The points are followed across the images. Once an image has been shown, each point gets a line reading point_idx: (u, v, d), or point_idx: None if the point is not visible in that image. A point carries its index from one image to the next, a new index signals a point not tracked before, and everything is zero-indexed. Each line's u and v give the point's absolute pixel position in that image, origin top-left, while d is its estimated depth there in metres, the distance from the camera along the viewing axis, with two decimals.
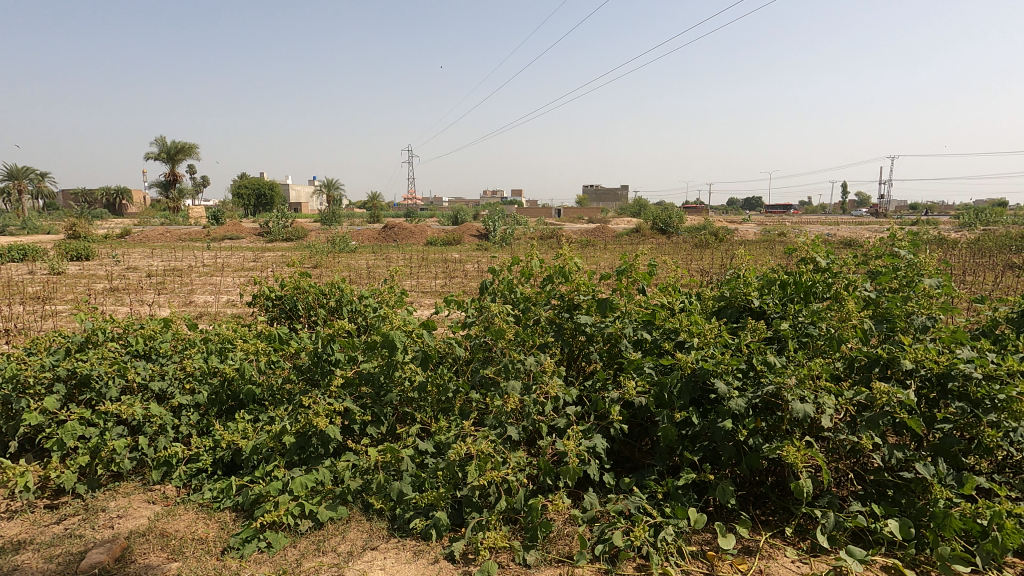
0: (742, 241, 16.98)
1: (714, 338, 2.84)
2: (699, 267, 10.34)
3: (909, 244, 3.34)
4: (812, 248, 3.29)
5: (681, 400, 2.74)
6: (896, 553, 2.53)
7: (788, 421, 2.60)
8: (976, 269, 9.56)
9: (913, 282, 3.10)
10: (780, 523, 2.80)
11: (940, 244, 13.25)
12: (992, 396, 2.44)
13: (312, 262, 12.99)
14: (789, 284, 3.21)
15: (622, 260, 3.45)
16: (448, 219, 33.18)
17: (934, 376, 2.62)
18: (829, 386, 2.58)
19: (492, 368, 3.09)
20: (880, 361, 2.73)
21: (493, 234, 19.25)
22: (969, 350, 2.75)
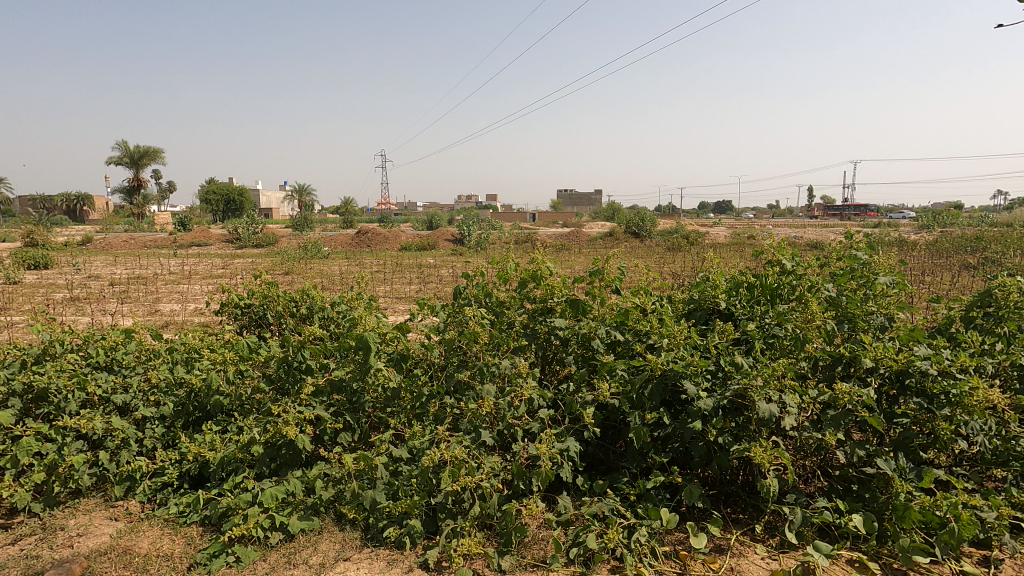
0: (712, 244, 17.35)
1: (683, 340, 2.92)
2: (669, 270, 10.63)
3: (866, 245, 3.49)
4: (777, 250, 3.40)
5: (652, 401, 2.80)
6: (860, 547, 2.60)
7: (756, 422, 2.66)
8: (935, 269, 9.96)
9: (872, 281, 3.24)
10: (750, 521, 2.84)
11: (900, 246, 13.73)
12: (946, 392, 2.57)
13: (284, 268, 12.79)
14: (756, 286, 3.34)
15: (594, 263, 3.48)
16: (423, 223, 32.80)
17: (893, 373, 2.72)
18: (793, 386, 2.66)
19: (467, 372, 3.13)
20: (843, 359, 2.82)
21: (468, 240, 19.26)
22: (925, 347, 2.88)
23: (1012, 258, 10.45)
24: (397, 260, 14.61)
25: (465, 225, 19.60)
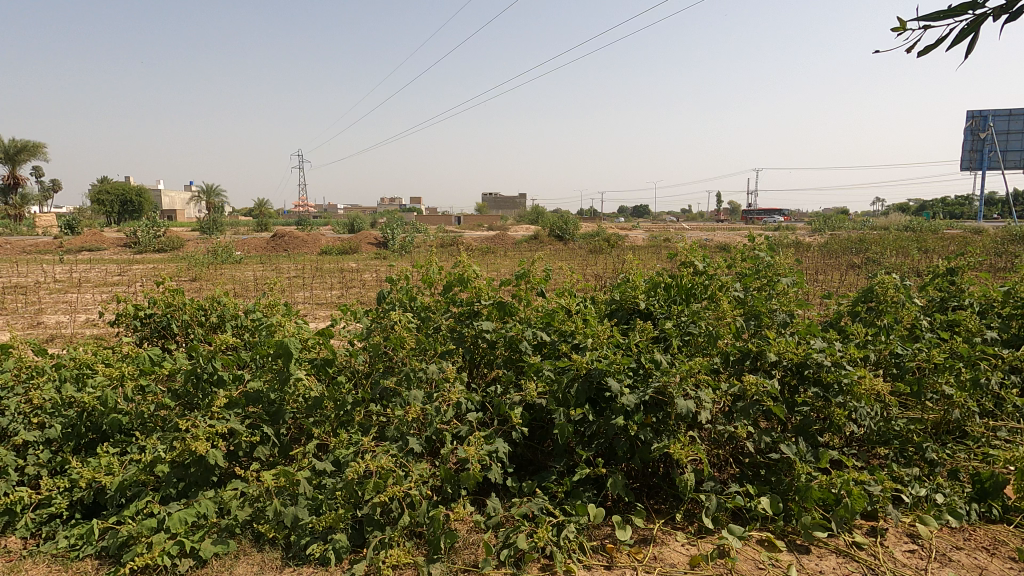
0: (631, 246, 18.06)
1: (607, 339, 3.03)
2: (591, 272, 10.96)
3: (768, 247, 3.78)
4: (690, 252, 3.61)
5: (578, 399, 2.88)
6: (768, 527, 2.80)
7: (674, 416, 2.80)
8: (825, 269, 10.95)
9: (774, 280, 3.51)
10: (671, 511, 2.96)
11: (796, 247, 14.98)
12: (839, 380, 2.86)
13: (190, 274, 11.92)
14: (672, 287, 3.53)
15: (520, 266, 3.52)
16: (343, 226, 31.77)
17: (794, 365, 2.97)
18: (707, 380, 2.83)
19: (393, 379, 3.07)
20: (750, 353, 3.04)
21: (391, 243, 18.86)
22: (820, 339, 3.16)
23: (887, 258, 11.70)
24: (317, 265, 14.04)
25: (388, 228, 19.17)
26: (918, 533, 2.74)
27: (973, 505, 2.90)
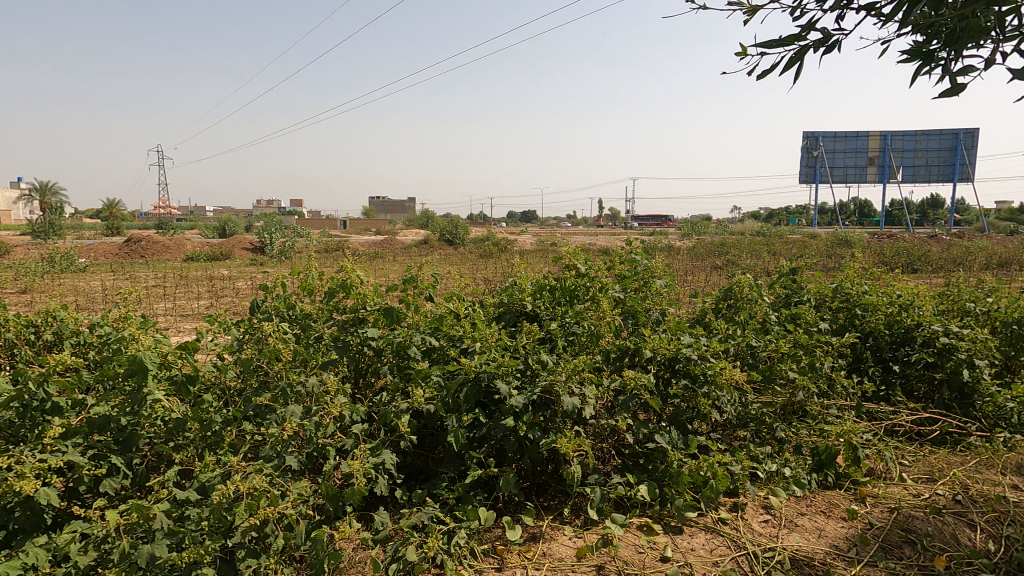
0: (520, 250, 18.49)
1: (495, 342, 3.06)
2: (482, 277, 11.06)
3: (643, 251, 4.06)
4: (574, 256, 3.77)
5: (468, 403, 2.86)
6: (647, 512, 2.98)
7: (560, 414, 2.90)
8: (694, 270, 12.00)
9: (648, 281, 3.78)
10: (559, 506, 3.05)
11: (669, 251, 16.26)
12: (705, 371, 3.16)
13: (19, 285, 10.25)
14: (557, 289, 3.66)
15: (407, 271, 3.45)
16: (214, 230, 29.15)
17: (666, 360, 3.22)
18: (590, 377, 2.97)
19: (268, 394, 2.85)
20: (628, 351, 3.24)
21: (270, 248, 17.64)
22: (688, 335, 3.45)
23: (743, 260, 13.10)
24: (182, 272, 12.73)
25: (266, 232, 17.91)
26: (771, 504, 3.05)
27: (813, 475, 3.30)
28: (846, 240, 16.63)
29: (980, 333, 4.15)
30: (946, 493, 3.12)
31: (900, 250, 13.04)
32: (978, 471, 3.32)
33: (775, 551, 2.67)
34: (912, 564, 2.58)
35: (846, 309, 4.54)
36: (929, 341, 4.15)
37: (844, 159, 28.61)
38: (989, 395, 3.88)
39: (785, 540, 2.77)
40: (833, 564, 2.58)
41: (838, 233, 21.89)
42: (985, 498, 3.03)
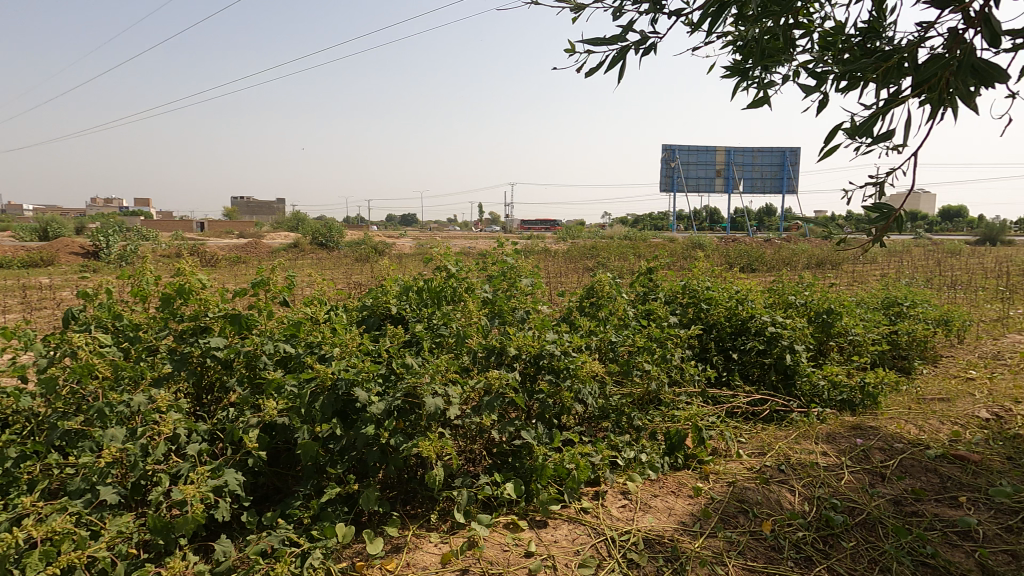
0: (399, 254, 18.08)
1: (355, 347, 2.90)
2: (357, 281, 10.63)
3: (511, 252, 4.14)
4: (444, 257, 3.75)
5: (324, 413, 2.67)
6: (514, 509, 3.00)
7: (425, 418, 2.82)
8: (568, 272, 12.56)
9: (515, 281, 3.85)
10: (426, 513, 2.97)
11: (545, 254, 16.86)
12: (567, 367, 3.27)
13: None
14: (424, 291, 3.59)
15: (257, 273, 3.15)
16: (34, 232, 24.98)
17: (532, 357, 3.29)
18: (455, 378, 2.93)
19: (81, 418, 2.45)
20: (495, 350, 3.25)
21: (108, 253, 15.50)
22: (552, 332, 3.55)
23: (612, 262, 13.96)
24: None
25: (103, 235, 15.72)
26: (628, 489, 3.23)
27: (665, 458, 3.55)
28: (699, 243, 18.42)
29: (798, 322, 4.77)
30: (773, 464, 3.51)
31: (742, 252, 14.72)
32: (797, 442, 3.80)
33: (630, 534, 2.82)
34: (745, 531, 2.86)
35: (693, 304, 4.99)
36: (760, 331, 4.69)
37: (697, 171, 31.75)
38: (806, 375, 4.47)
39: (639, 522, 2.94)
40: (680, 539, 2.77)
41: (692, 238, 24.22)
42: (802, 466, 3.47)
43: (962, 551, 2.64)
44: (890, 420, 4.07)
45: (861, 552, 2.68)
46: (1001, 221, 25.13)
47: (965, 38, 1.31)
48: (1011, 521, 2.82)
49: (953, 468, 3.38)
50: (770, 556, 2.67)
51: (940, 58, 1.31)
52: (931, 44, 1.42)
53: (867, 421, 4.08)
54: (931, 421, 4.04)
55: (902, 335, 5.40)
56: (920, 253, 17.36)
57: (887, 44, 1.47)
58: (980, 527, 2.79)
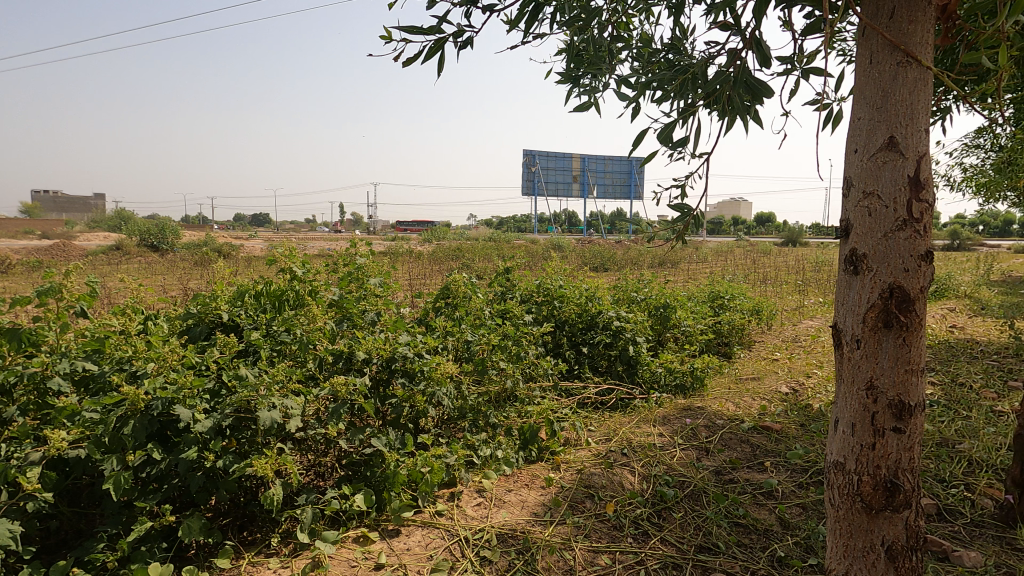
0: (247, 256, 16.58)
1: (175, 360, 2.54)
2: (192, 287, 9.53)
3: (362, 253, 3.96)
4: (289, 257, 3.47)
5: (136, 439, 2.28)
6: (364, 521, 2.85)
7: (261, 433, 2.56)
8: (431, 273, 12.48)
9: (365, 282, 3.69)
10: (266, 537, 2.71)
11: (409, 255, 16.57)
12: (420, 369, 3.20)
13: None
14: (262, 295, 3.29)
15: (44, 280, 2.59)
16: None
17: (384, 361, 3.17)
18: (297, 388, 2.71)
19: None
20: (343, 355, 3.06)
21: None
22: (405, 334, 3.46)
23: (475, 264, 14.13)
24: None
25: None
26: (483, 487, 3.25)
27: (520, 452, 3.63)
28: (557, 245, 19.39)
29: (639, 316, 5.19)
30: (617, 448, 3.77)
31: (595, 254, 15.78)
32: (638, 426, 4.12)
33: (483, 531, 2.83)
34: (591, 514, 3.02)
35: (547, 302, 5.20)
36: (606, 325, 5.03)
37: (555, 176, 33.42)
38: (646, 364, 4.87)
39: (493, 518, 2.96)
40: (531, 530, 2.85)
41: (552, 240, 25.43)
42: (641, 447, 3.77)
43: (766, 509, 3.05)
44: (713, 400, 4.59)
45: (688, 520, 2.96)
46: (798, 226, 29.93)
47: (741, 57, 1.50)
48: (802, 478, 3.31)
49: (761, 438, 3.90)
50: (612, 535, 2.85)
51: (722, 72, 1.49)
52: (717, 61, 1.60)
53: (696, 402, 4.56)
54: (745, 399, 4.63)
55: (724, 324, 6.14)
56: (739, 253, 20.06)
57: (684, 58, 1.64)
58: (779, 487, 3.24)
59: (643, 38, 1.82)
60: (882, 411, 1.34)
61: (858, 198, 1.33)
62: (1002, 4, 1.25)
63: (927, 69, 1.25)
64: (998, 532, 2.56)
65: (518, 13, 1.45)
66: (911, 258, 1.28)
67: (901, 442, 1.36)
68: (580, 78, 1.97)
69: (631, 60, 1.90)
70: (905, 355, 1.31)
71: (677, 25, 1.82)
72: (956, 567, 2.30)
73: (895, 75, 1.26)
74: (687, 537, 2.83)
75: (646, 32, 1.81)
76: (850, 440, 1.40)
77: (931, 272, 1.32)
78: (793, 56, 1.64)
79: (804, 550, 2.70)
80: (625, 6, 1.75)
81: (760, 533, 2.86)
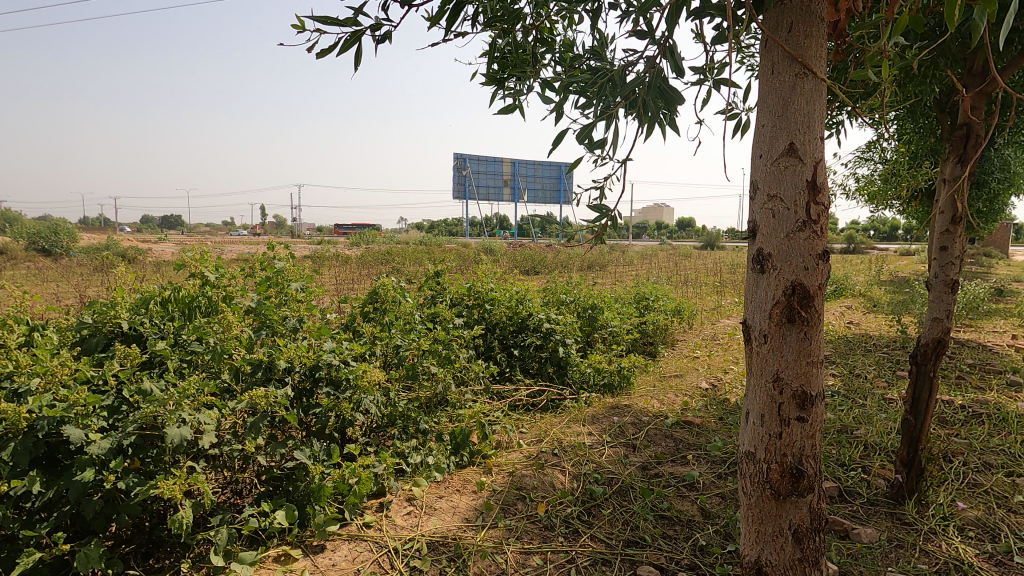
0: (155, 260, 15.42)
1: (66, 375, 2.29)
2: (89, 294, 8.72)
3: (282, 256, 3.77)
4: (201, 262, 3.28)
5: (17, 465, 2.04)
6: (286, 539, 2.70)
7: (169, 452, 2.36)
8: (358, 277, 12.14)
9: (286, 287, 3.51)
10: (175, 563, 2.50)
11: (335, 258, 16.04)
12: (346, 377, 3.08)
13: None
14: (170, 302, 3.04)
15: None
16: None
17: (307, 370, 3.02)
18: (210, 402, 2.52)
19: None
20: (262, 365, 2.89)
21: None
22: (330, 340, 3.32)
23: (406, 268, 13.92)
24: None
25: None
26: (414, 495, 3.17)
27: (451, 458, 3.58)
28: (489, 248, 19.47)
29: (568, 318, 5.29)
30: (548, 449, 3.80)
31: (526, 257, 15.98)
32: (569, 426, 4.18)
33: (414, 541, 2.77)
34: (523, 516, 3.03)
35: (478, 306, 5.18)
36: (537, 328, 5.09)
37: (486, 180, 33.55)
38: (576, 365, 4.97)
39: (424, 526, 2.90)
40: (463, 536, 2.81)
41: (483, 243, 25.47)
42: (572, 447, 3.83)
43: (689, 500, 3.18)
44: (640, 397, 4.75)
45: (616, 516, 3.04)
46: (715, 231, 31.77)
47: (657, 64, 1.56)
48: (721, 469, 3.49)
49: (684, 432, 4.08)
50: (544, 536, 2.87)
51: (639, 78, 1.54)
52: (635, 68, 1.65)
53: (623, 400, 4.70)
54: (669, 395, 4.83)
55: (648, 325, 6.38)
56: (662, 257, 21.01)
57: (604, 63, 1.68)
58: (700, 478, 3.40)
59: (564, 43, 1.85)
60: (787, 401, 1.43)
61: (763, 201, 1.41)
62: (881, 26, 1.37)
63: (821, 81, 1.35)
64: (889, 509, 2.81)
65: (439, 9, 1.42)
66: (810, 257, 1.38)
67: (804, 430, 1.45)
68: (505, 80, 1.97)
69: (553, 65, 1.92)
70: (806, 348, 1.41)
71: (597, 32, 1.86)
72: (855, 543, 2.50)
73: (793, 85, 1.34)
74: (615, 532, 2.90)
75: (568, 38, 1.84)
76: (760, 431, 1.48)
77: (827, 271, 1.42)
78: (705, 67, 1.72)
79: (723, 537, 2.84)
80: (546, 10, 1.77)
81: (683, 524, 2.98)
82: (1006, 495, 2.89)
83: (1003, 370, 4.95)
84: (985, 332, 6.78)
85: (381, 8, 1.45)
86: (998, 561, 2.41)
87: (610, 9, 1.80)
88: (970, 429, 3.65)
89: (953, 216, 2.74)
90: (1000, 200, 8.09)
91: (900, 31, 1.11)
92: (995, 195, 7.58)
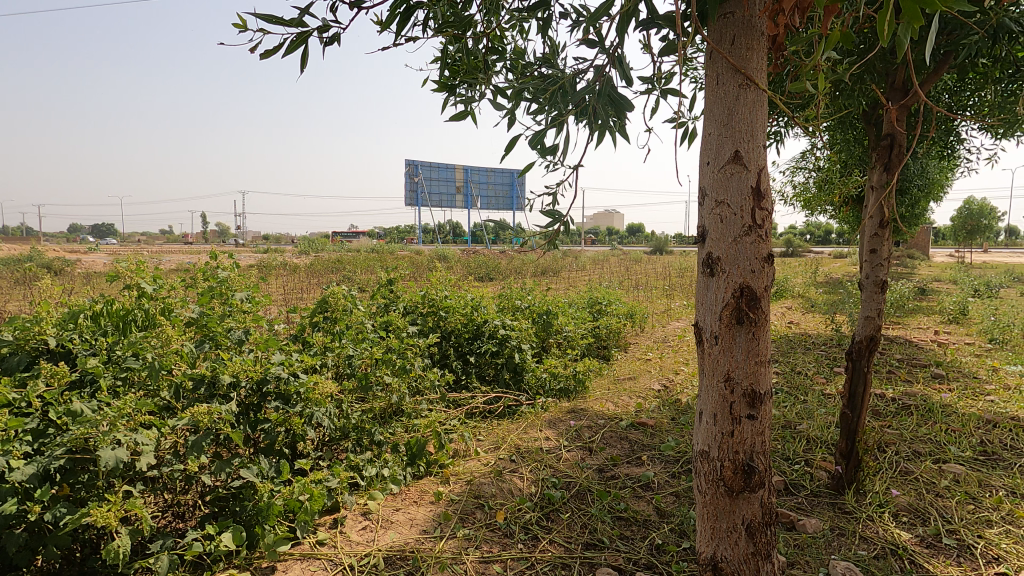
0: (86, 270, 14.51)
1: None
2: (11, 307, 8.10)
3: (226, 266, 3.61)
4: (135, 273, 3.10)
5: None
6: (233, 562, 2.57)
7: (103, 475, 2.20)
8: (307, 286, 11.82)
9: (229, 298, 3.36)
10: None
11: (283, 266, 15.57)
12: (297, 390, 2.97)
13: None
14: (102, 316, 2.85)
15: None
16: None
17: (254, 384, 2.90)
18: (149, 421, 2.37)
19: None
20: (205, 380, 2.75)
21: None
22: (278, 352, 3.19)
23: (358, 276, 13.65)
24: None
25: None
26: (369, 509, 3.08)
27: (408, 469, 3.51)
28: (443, 255, 19.37)
29: (523, 323, 5.32)
30: (506, 456, 3.79)
31: (480, 264, 16.00)
32: (526, 432, 4.18)
33: (370, 556, 2.69)
34: (481, 525, 3.00)
35: (432, 313, 5.13)
36: (492, 334, 5.08)
37: (439, 187, 33.39)
38: (532, 370, 4.98)
39: (380, 541, 2.83)
40: (421, 548, 2.75)
41: (435, 250, 25.31)
42: (530, 453, 3.83)
43: (645, 500, 3.24)
44: (595, 400, 4.82)
45: (575, 520, 3.06)
46: (663, 235, 32.78)
47: (607, 73, 1.59)
48: (674, 468, 3.58)
49: (638, 434, 4.16)
50: (503, 543, 2.85)
51: (590, 86, 1.57)
52: (585, 76, 1.68)
53: (579, 404, 4.74)
54: (624, 397, 4.91)
55: (602, 328, 6.50)
56: (613, 262, 21.50)
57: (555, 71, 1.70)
58: (655, 478, 3.47)
59: (516, 50, 1.86)
60: (737, 400, 1.48)
61: (711, 206, 1.46)
62: (818, 38, 1.43)
63: (762, 92, 1.41)
64: (831, 499, 2.95)
65: (388, 13, 1.41)
66: (756, 260, 1.43)
67: (755, 428, 1.50)
68: (457, 87, 1.97)
69: (505, 72, 1.93)
70: (755, 348, 1.46)
71: (548, 40, 1.88)
72: (801, 534, 2.60)
73: (737, 95, 1.40)
74: (574, 536, 2.92)
75: (519, 46, 1.86)
76: (713, 429, 1.53)
77: (772, 273, 1.48)
78: (653, 77, 1.77)
79: (678, 535, 2.90)
80: (498, 18, 1.78)
81: (640, 524, 3.02)
82: (934, 481, 3.09)
83: (928, 364, 5.30)
84: (911, 329, 7.25)
85: (330, 9, 1.42)
86: (929, 543, 2.56)
87: (560, 19, 1.83)
88: (901, 420, 3.89)
89: (881, 220, 2.91)
90: (920, 206, 8.70)
91: (832, 47, 1.16)
92: (916, 201, 8.15)
